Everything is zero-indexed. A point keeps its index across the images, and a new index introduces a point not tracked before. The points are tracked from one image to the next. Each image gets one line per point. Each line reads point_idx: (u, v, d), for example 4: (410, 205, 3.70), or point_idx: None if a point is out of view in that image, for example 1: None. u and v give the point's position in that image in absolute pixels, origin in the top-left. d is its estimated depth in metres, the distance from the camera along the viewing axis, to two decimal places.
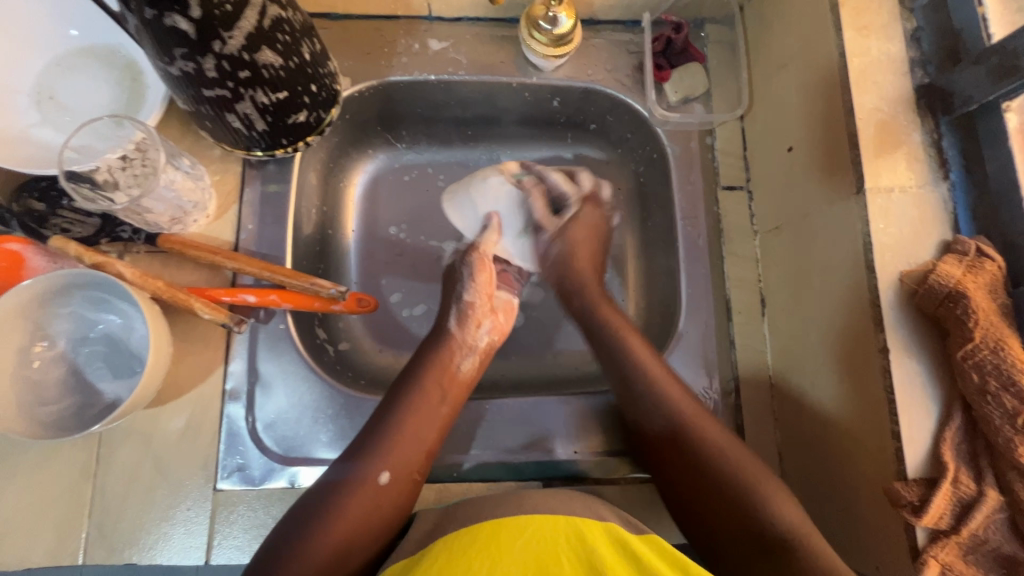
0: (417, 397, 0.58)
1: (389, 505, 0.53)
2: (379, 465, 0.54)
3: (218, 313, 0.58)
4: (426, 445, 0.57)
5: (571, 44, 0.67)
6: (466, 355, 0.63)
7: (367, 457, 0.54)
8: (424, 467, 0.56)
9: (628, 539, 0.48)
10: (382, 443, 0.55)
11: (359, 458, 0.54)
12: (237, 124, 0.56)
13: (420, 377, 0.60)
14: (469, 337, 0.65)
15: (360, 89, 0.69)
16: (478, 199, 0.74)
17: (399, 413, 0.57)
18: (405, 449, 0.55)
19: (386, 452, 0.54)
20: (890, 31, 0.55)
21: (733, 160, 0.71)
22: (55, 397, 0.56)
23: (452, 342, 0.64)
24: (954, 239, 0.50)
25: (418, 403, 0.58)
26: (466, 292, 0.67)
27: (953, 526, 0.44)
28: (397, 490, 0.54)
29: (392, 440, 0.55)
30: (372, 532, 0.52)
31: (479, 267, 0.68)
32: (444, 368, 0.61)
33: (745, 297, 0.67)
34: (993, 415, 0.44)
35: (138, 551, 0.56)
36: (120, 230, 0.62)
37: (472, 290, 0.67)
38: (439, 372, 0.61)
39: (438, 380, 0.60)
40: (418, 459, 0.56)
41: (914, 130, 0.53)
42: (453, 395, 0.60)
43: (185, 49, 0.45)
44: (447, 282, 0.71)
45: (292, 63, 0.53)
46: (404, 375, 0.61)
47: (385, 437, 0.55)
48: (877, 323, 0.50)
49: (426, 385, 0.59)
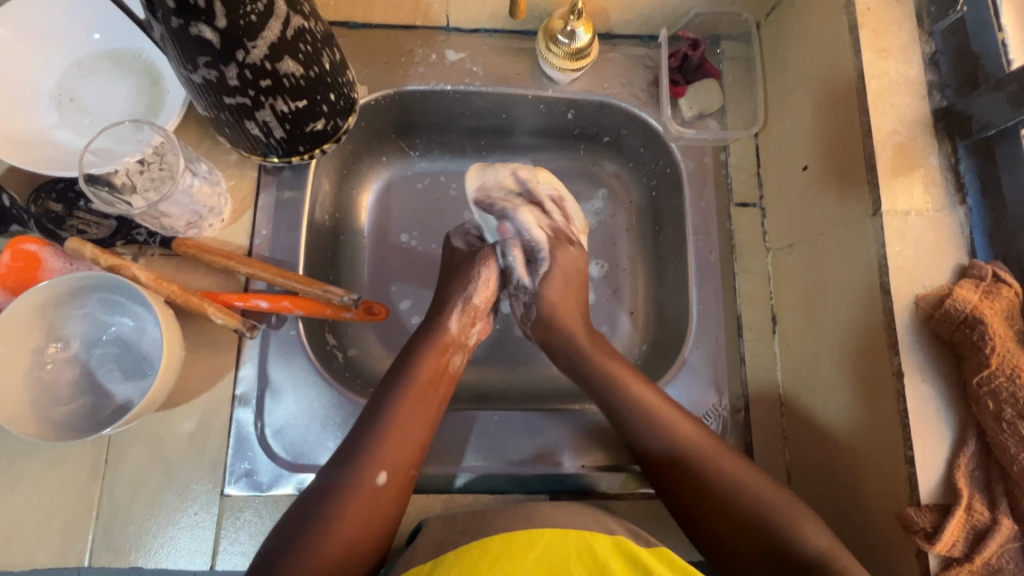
0: (413, 394, 0.58)
1: (390, 502, 0.53)
2: (378, 465, 0.53)
3: (230, 318, 0.58)
4: (420, 441, 0.57)
5: (588, 58, 0.67)
6: (458, 352, 0.63)
7: (364, 457, 0.54)
8: (418, 462, 0.56)
9: (639, 553, 0.48)
10: (376, 443, 0.54)
11: (356, 457, 0.54)
12: (256, 131, 0.57)
13: (414, 375, 0.59)
14: (462, 335, 0.64)
15: (376, 97, 0.70)
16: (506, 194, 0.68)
17: (393, 410, 0.56)
18: (401, 447, 0.55)
19: (383, 450, 0.54)
20: (908, 53, 0.55)
21: (747, 177, 0.71)
22: (68, 398, 0.57)
23: (445, 337, 0.63)
24: (970, 264, 0.50)
25: (413, 402, 0.57)
26: (473, 293, 0.65)
27: (966, 554, 0.44)
28: (395, 489, 0.54)
29: (385, 439, 0.55)
30: (378, 527, 0.52)
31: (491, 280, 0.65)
32: (439, 365, 0.61)
33: (756, 314, 0.67)
34: (1008, 443, 0.44)
35: (145, 555, 0.56)
36: (136, 233, 0.62)
37: (479, 291, 0.65)
38: (432, 368, 0.60)
39: (432, 377, 0.60)
40: (413, 455, 0.56)
41: (932, 153, 0.53)
42: (445, 389, 0.61)
43: (209, 58, 0.46)
44: (449, 274, 0.67)
45: (312, 72, 0.53)
46: (396, 370, 0.60)
47: (379, 436, 0.55)
48: (892, 346, 0.49)
49: (419, 382, 0.59)
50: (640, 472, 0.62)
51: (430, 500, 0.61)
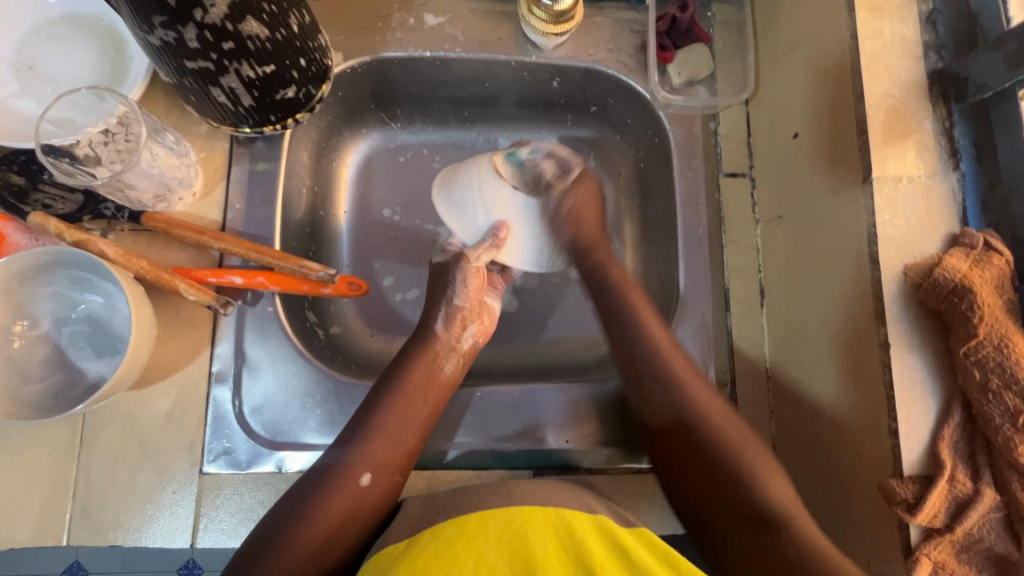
0: (401, 399, 0.57)
1: (371, 506, 0.53)
2: (362, 466, 0.53)
3: (203, 294, 0.57)
4: (409, 446, 0.56)
5: (572, 21, 0.65)
6: (450, 356, 0.62)
7: (350, 457, 0.54)
8: (406, 467, 0.56)
9: (616, 531, 0.48)
10: (363, 445, 0.54)
11: (340, 459, 0.54)
12: (223, 98, 0.54)
13: (402, 379, 0.58)
14: (453, 337, 0.63)
15: (352, 65, 0.67)
16: (492, 200, 0.65)
17: (379, 413, 0.56)
18: (387, 450, 0.55)
19: (369, 451, 0.54)
20: (905, 12, 0.52)
21: (737, 146, 0.69)
22: (39, 376, 0.55)
23: (435, 343, 0.62)
24: (961, 232, 0.48)
25: (402, 406, 0.57)
26: (455, 295, 0.64)
27: (947, 525, 0.44)
28: (379, 491, 0.54)
29: (370, 440, 0.55)
30: (353, 531, 0.51)
31: (474, 273, 0.65)
32: (429, 370, 0.60)
33: (744, 288, 0.66)
34: (993, 414, 0.43)
35: (124, 533, 0.56)
36: (103, 207, 0.60)
37: (461, 293, 0.64)
38: (423, 374, 0.59)
39: (422, 381, 0.59)
40: (401, 459, 0.55)
41: (925, 117, 0.51)
42: (439, 396, 0.60)
43: (164, 17, 0.43)
44: (433, 279, 0.67)
45: (278, 35, 0.51)
46: (387, 371, 0.60)
47: (366, 438, 0.55)
48: (879, 318, 0.48)
49: (409, 390, 0.58)
50: (624, 446, 0.61)
51: (413, 476, 0.60)
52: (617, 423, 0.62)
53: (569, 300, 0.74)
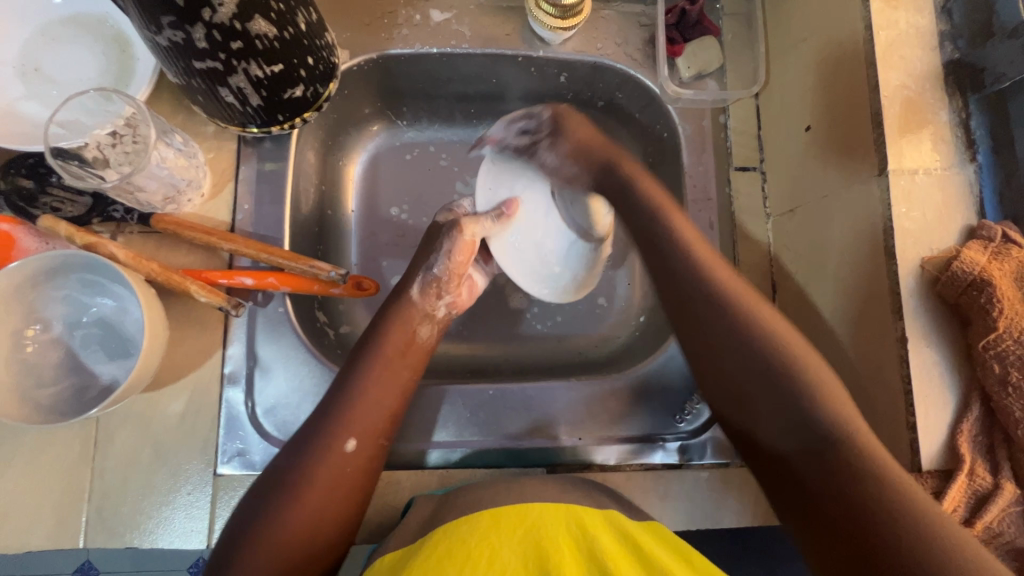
0: (377, 364, 0.56)
1: (357, 474, 0.52)
2: (344, 433, 0.52)
3: (214, 296, 0.57)
4: (390, 412, 0.56)
5: (580, 16, 0.64)
6: (425, 323, 0.61)
7: (330, 425, 0.53)
8: (388, 432, 0.55)
9: (628, 527, 0.48)
10: (342, 412, 0.53)
11: (322, 429, 0.52)
12: (231, 99, 0.54)
13: (377, 348, 0.57)
14: (428, 304, 0.62)
15: (358, 62, 0.67)
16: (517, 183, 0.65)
17: (357, 381, 0.55)
18: (368, 416, 0.54)
19: (349, 418, 0.53)
20: (919, 2, 0.52)
21: (747, 140, 0.68)
22: (53, 380, 0.55)
23: (409, 308, 0.61)
24: (979, 225, 0.48)
25: (379, 371, 0.56)
26: (435, 265, 0.63)
27: (966, 519, 0.44)
28: (364, 458, 0.53)
29: (351, 408, 0.54)
30: (343, 501, 0.51)
31: (463, 246, 0.62)
32: (402, 335, 0.59)
33: (756, 283, 0.65)
34: (1014, 408, 0.43)
35: (140, 535, 0.56)
36: (113, 209, 0.59)
37: (442, 262, 0.63)
38: (398, 339, 0.59)
39: (396, 346, 0.58)
40: (383, 425, 0.55)
41: (941, 108, 0.50)
42: (414, 360, 0.59)
43: (173, 17, 0.43)
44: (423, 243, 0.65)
45: (286, 33, 0.50)
46: (362, 340, 0.59)
47: (346, 406, 0.54)
48: (896, 311, 0.48)
49: (384, 355, 0.57)
50: (638, 441, 0.62)
51: (426, 475, 0.60)
52: (631, 418, 0.62)
53: (578, 297, 0.73)
